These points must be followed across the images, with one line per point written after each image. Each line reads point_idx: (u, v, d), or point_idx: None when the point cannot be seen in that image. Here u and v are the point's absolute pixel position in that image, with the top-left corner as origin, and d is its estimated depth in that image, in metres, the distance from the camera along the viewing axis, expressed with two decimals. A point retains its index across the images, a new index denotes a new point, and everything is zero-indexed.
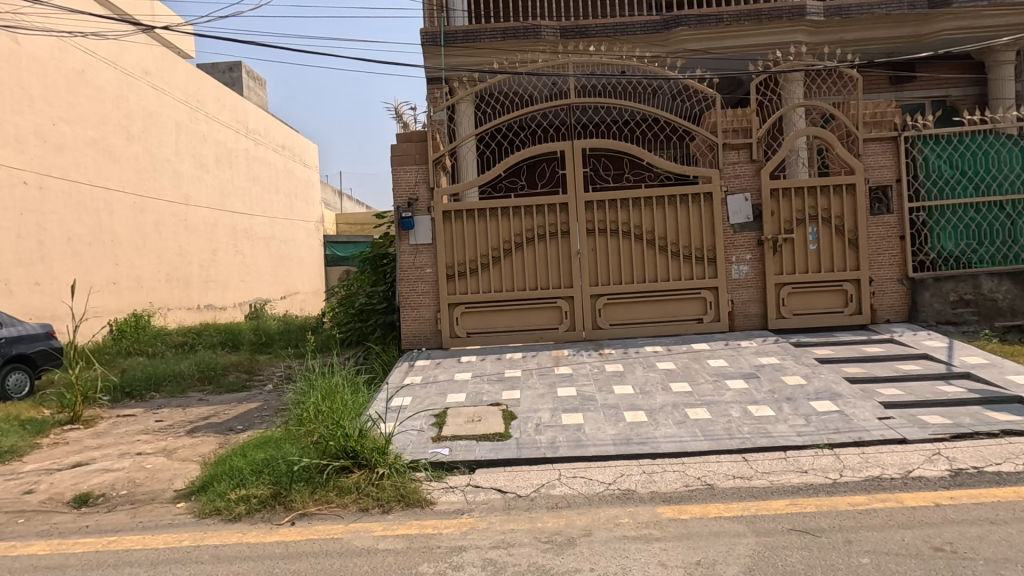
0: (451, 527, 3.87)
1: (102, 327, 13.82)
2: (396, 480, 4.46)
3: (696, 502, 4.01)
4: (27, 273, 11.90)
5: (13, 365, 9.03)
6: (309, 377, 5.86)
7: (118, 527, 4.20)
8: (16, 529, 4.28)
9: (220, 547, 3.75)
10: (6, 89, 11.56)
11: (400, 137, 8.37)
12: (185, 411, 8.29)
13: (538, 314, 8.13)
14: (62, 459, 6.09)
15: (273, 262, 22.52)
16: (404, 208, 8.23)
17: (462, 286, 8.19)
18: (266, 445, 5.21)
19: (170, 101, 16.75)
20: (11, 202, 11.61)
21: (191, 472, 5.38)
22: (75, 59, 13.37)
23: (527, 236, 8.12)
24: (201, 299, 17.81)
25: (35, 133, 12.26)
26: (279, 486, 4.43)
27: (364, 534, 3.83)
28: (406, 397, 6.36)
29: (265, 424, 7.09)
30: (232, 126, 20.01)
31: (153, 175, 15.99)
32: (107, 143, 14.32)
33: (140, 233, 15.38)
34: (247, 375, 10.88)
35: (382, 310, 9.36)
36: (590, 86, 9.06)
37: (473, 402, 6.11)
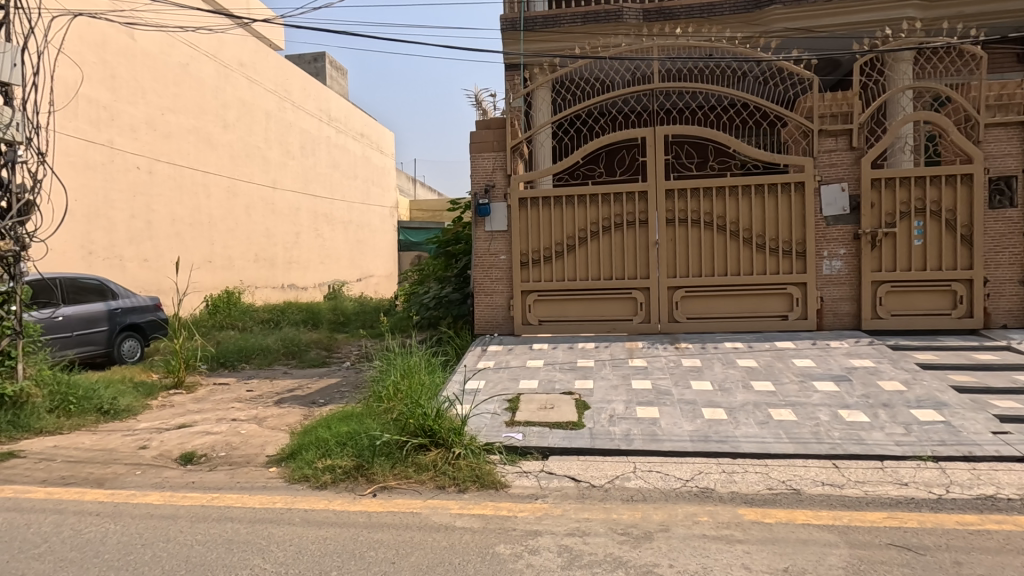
0: (526, 511, 3.91)
1: (199, 302, 15.01)
2: (471, 461, 4.56)
3: (781, 507, 3.82)
4: (137, 250, 13.08)
5: (128, 333, 9.99)
6: (389, 356, 6.15)
7: (220, 485, 4.58)
8: (134, 479, 4.76)
9: (310, 512, 3.99)
10: (122, 82, 12.69)
11: (480, 124, 8.45)
12: (273, 383, 8.88)
13: (611, 305, 8.02)
14: (169, 419, 6.70)
15: (350, 245, 23.53)
16: (480, 194, 8.33)
17: (536, 274, 8.21)
18: (349, 419, 5.46)
19: (261, 91, 17.77)
20: (124, 183, 12.76)
21: (280, 440, 5.75)
22: (181, 53, 14.43)
23: (604, 225, 8.01)
24: (285, 279, 18.95)
25: (146, 122, 13.37)
26: (362, 459, 4.66)
27: (442, 510, 3.95)
28: (479, 380, 6.47)
29: (345, 399, 7.45)
30: (316, 115, 20.99)
31: (245, 161, 17.06)
32: (206, 131, 15.39)
33: (232, 216, 16.49)
34: (326, 352, 11.51)
35: (454, 296, 9.54)
36: (675, 70, 8.71)
37: (546, 390, 6.12)
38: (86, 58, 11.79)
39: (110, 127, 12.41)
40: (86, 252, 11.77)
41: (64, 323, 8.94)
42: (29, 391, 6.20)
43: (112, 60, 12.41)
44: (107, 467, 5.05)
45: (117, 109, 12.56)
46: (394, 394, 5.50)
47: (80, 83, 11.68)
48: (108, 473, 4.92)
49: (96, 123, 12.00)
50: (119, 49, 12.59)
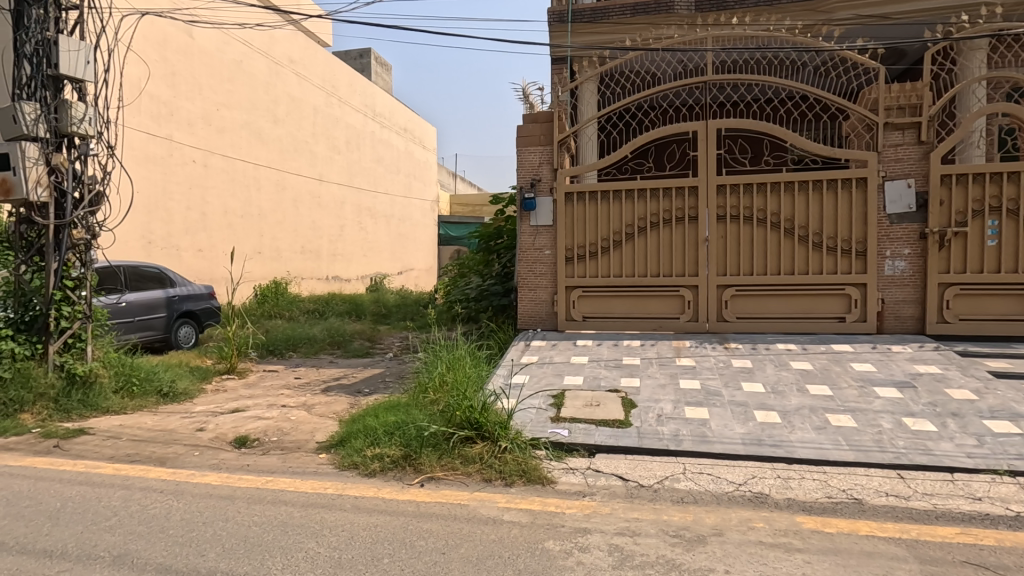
0: (574, 508, 3.87)
1: (249, 291, 15.55)
2: (517, 455, 4.56)
3: (843, 517, 3.66)
4: (193, 241, 13.61)
5: (184, 319, 10.43)
6: (435, 349, 6.21)
7: (273, 469, 4.72)
8: (193, 460, 4.96)
9: (360, 499, 4.06)
10: (181, 79, 13.21)
11: (527, 118, 8.42)
12: (319, 372, 9.11)
13: (657, 302, 7.88)
14: (223, 403, 6.95)
15: (391, 238, 23.88)
16: (526, 188, 8.31)
17: (581, 269, 8.13)
18: (395, 409, 5.53)
19: (309, 87, 18.19)
20: (182, 176, 13.30)
21: (328, 427, 5.87)
22: (235, 50, 14.91)
23: (652, 220, 7.87)
24: (329, 270, 19.41)
25: (202, 117, 13.89)
26: (410, 449, 4.71)
27: (489, 503, 3.95)
28: (524, 375, 6.46)
29: (389, 389, 7.57)
30: (361, 110, 21.36)
31: (294, 155, 17.52)
32: (258, 125, 15.88)
33: (281, 208, 16.98)
34: (370, 343, 11.73)
35: (496, 291, 9.55)
36: (729, 61, 8.45)
37: (591, 386, 6.06)
38: (149, 56, 12.33)
39: (169, 122, 12.95)
40: (146, 242, 12.34)
41: (127, 308, 9.35)
42: (97, 371, 6.52)
43: (172, 57, 12.93)
44: (168, 447, 5.27)
45: (176, 105, 13.09)
46: (440, 386, 5.57)
47: (143, 80, 12.22)
48: (169, 452, 5.14)
49: (157, 118, 12.54)
50: (178, 48, 13.11)
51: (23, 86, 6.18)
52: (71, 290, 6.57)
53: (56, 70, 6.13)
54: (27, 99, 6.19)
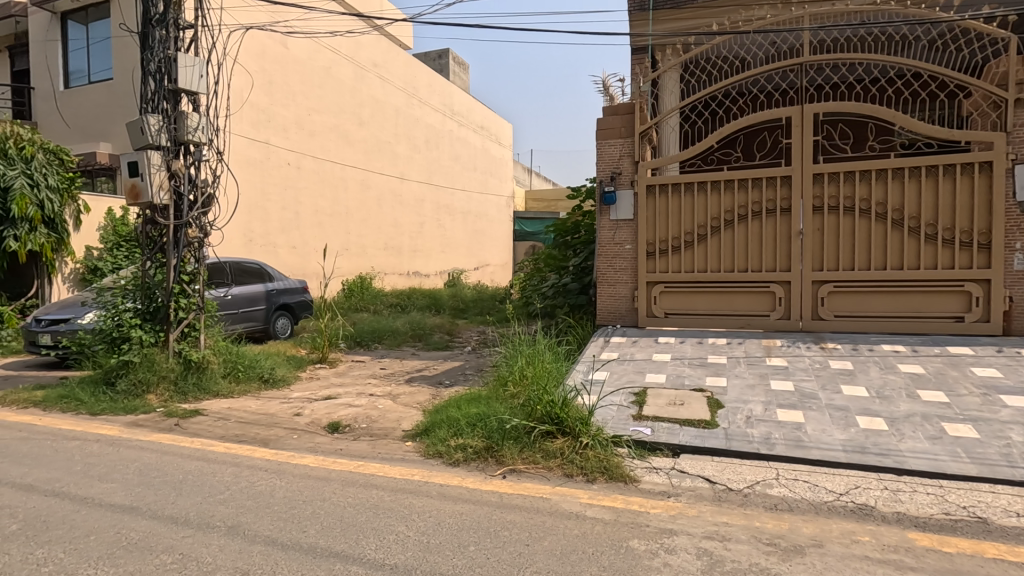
0: (658, 508, 3.78)
1: (338, 286, 16.48)
2: (599, 452, 4.51)
3: (964, 537, 3.32)
4: (288, 238, 14.58)
5: (281, 311, 11.23)
6: (515, 343, 6.28)
7: (364, 454, 4.96)
8: (293, 442, 5.33)
9: (445, 487, 4.18)
10: (277, 86, 14.18)
11: (606, 110, 8.30)
12: (403, 363, 9.48)
13: (745, 299, 7.52)
14: (317, 391, 7.42)
15: (468, 235, 24.38)
16: (606, 182, 8.18)
17: (663, 264, 7.92)
18: (476, 401, 5.64)
19: (391, 89, 18.90)
20: (278, 178, 14.28)
21: (413, 417, 6.10)
22: (325, 58, 15.78)
23: (740, 213, 7.54)
24: (410, 266, 20.13)
25: (296, 122, 14.82)
26: (492, 440, 4.79)
27: (571, 498, 3.94)
28: (604, 372, 6.39)
29: (468, 381, 7.75)
30: (440, 110, 21.92)
31: (377, 155, 18.30)
32: (345, 128, 16.72)
33: (366, 207, 17.79)
34: (449, 336, 12.07)
35: (573, 286, 9.50)
36: (828, 40, 7.88)
37: (674, 385, 5.89)
38: (250, 67, 13.34)
39: (267, 128, 13.93)
40: (247, 240, 13.39)
41: (233, 300, 10.16)
42: (208, 357, 7.15)
43: (269, 67, 13.90)
44: (270, 429, 5.70)
45: (273, 111, 14.06)
46: (519, 380, 5.64)
47: (245, 89, 13.23)
48: (271, 435, 5.55)
49: (256, 124, 13.55)
50: (275, 58, 14.08)
51: (149, 101, 6.89)
52: (187, 284, 7.21)
53: (176, 85, 6.79)
54: (152, 112, 6.89)
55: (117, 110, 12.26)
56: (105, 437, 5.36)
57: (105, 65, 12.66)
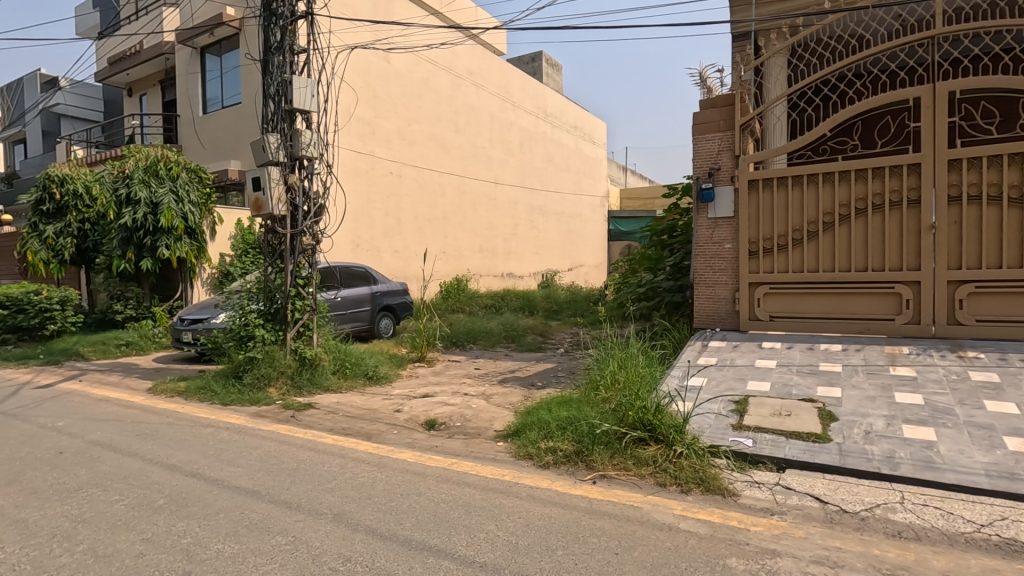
0: (760, 525, 3.54)
1: (436, 288, 17.21)
2: (694, 462, 4.31)
3: None
4: (390, 243, 15.43)
5: (384, 312, 11.92)
6: (607, 346, 6.19)
7: (458, 452, 5.13)
8: (393, 437, 5.63)
9: (535, 489, 4.21)
10: (380, 100, 15.05)
11: (703, 103, 7.98)
12: (497, 363, 9.68)
13: (864, 301, 6.87)
14: (415, 388, 7.79)
15: (562, 236, 24.35)
16: (703, 178, 7.86)
17: (767, 264, 7.43)
18: (567, 404, 5.61)
19: (486, 95, 19.37)
20: (382, 187, 15.16)
21: (505, 417, 6.21)
22: (423, 69, 16.52)
23: (858, 206, 6.91)
24: (504, 268, 20.50)
25: (397, 133, 15.64)
26: (582, 445, 4.75)
27: (663, 509, 3.80)
28: (702, 378, 6.10)
29: (560, 384, 7.75)
30: (533, 112, 22.12)
31: (473, 160, 18.82)
32: (442, 136, 17.36)
33: (462, 211, 18.36)
34: (541, 337, 12.17)
35: (668, 287, 9.15)
36: (965, 8, 6.98)
37: (780, 394, 5.48)
38: (356, 83, 14.30)
39: (372, 140, 14.85)
40: (355, 245, 14.37)
41: (342, 302, 10.93)
42: (320, 356, 7.77)
43: (373, 82, 14.80)
44: (373, 424, 6.07)
45: (377, 124, 14.96)
46: (611, 385, 5.54)
47: (351, 105, 14.22)
48: (373, 429, 5.91)
49: (362, 137, 14.50)
50: (378, 73, 14.97)
51: (269, 121, 7.60)
52: (302, 287, 7.87)
53: (291, 105, 7.42)
54: (272, 131, 7.59)
55: (245, 131, 13.67)
56: (233, 425, 5.99)
57: (235, 91, 14.16)
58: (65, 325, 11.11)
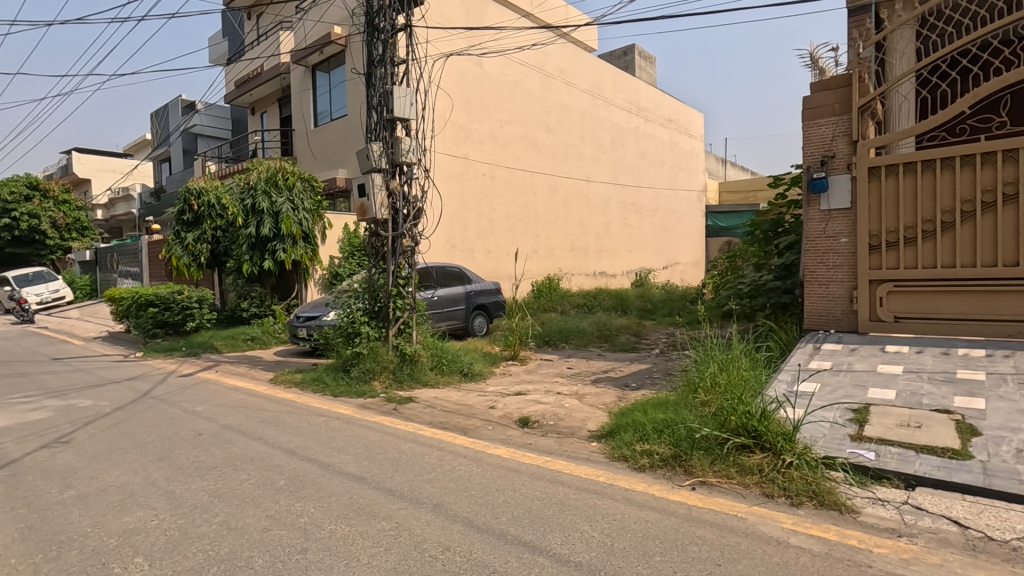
0: (884, 547, 3.21)
1: (528, 287, 17.38)
2: (807, 473, 4.01)
3: None
4: (483, 243, 15.81)
5: (478, 311, 12.25)
6: (707, 347, 5.92)
7: (551, 450, 5.14)
8: (488, 433, 5.76)
9: (630, 492, 4.11)
10: (474, 104, 15.47)
11: (815, 86, 7.43)
12: (590, 363, 9.59)
13: (1014, 300, 6.20)
14: (509, 386, 7.93)
15: (657, 233, 23.63)
16: (815, 168, 7.32)
17: (892, 259, 6.81)
18: (663, 406, 5.42)
19: (577, 93, 19.24)
20: (475, 188, 15.58)
21: (598, 417, 6.13)
22: (515, 71, 16.76)
23: (1005, 191, 6.24)
24: (597, 266, 20.25)
25: (490, 136, 15.99)
26: (679, 449, 4.57)
27: (771, 522, 3.57)
28: (814, 383, 5.64)
29: (655, 385, 7.51)
30: (626, 107, 21.63)
31: (564, 158, 18.77)
32: (534, 135, 17.47)
33: (553, 210, 18.36)
34: (635, 337, 11.91)
35: (775, 285, 8.55)
36: None
37: (908, 403, 4.95)
38: (451, 90, 14.82)
39: (466, 143, 15.32)
40: (450, 246, 14.90)
41: (439, 301, 11.36)
42: (419, 352, 8.14)
43: (467, 87, 15.25)
44: (469, 419, 6.24)
45: (471, 127, 15.41)
46: (712, 388, 5.30)
47: (447, 110, 14.75)
48: (469, 425, 6.08)
49: (457, 141, 15.00)
50: (472, 78, 15.39)
51: (373, 131, 8.08)
52: (402, 287, 8.29)
53: (392, 114, 7.83)
54: (375, 140, 8.06)
55: (351, 141, 14.64)
56: (342, 415, 6.44)
57: (342, 104, 15.20)
58: (202, 322, 12.45)
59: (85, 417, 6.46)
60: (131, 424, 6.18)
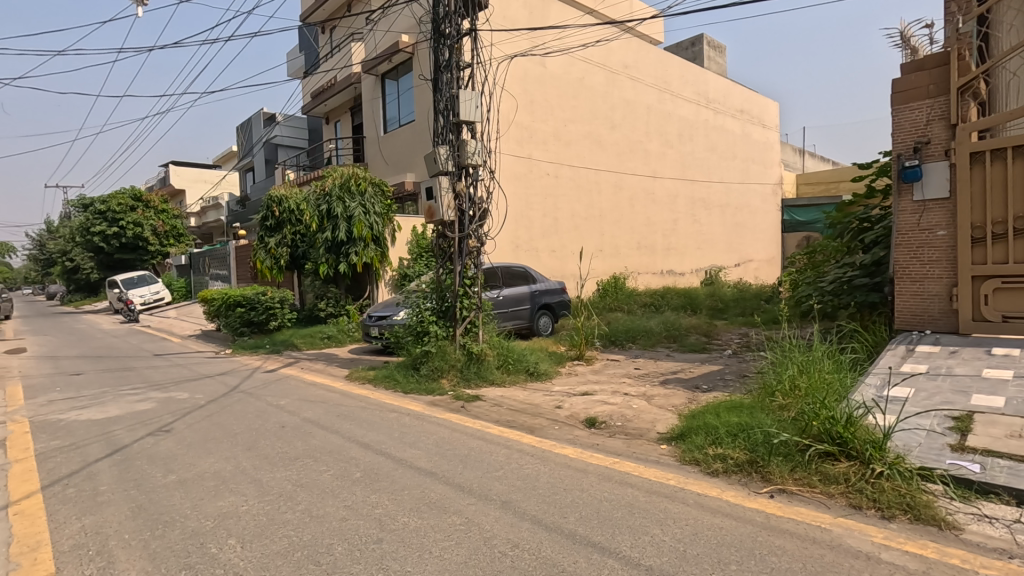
0: (992, 569, 2.93)
1: (593, 286, 17.21)
2: (900, 485, 3.73)
3: None
4: (548, 243, 15.81)
5: (543, 311, 12.27)
6: (785, 348, 5.62)
7: (619, 452, 5.07)
8: (555, 433, 5.76)
9: (703, 497, 3.98)
10: (537, 103, 15.48)
11: (907, 67, 6.99)
12: (657, 363, 9.39)
13: None
14: (576, 386, 7.88)
15: (728, 229, 22.72)
16: (907, 156, 6.88)
17: (998, 254, 6.22)
18: (738, 409, 5.21)
19: (643, 87, 18.81)
20: (540, 188, 15.60)
21: (668, 419, 5.97)
22: (579, 69, 16.63)
23: None
24: (664, 265, 19.75)
25: (554, 135, 15.97)
26: (756, 455, 4.38)
27: (859, 535, 3.34)
28: (907, 388, 5.23)
29: (729, 388, 7.21)
30: (694, 100, 20.92)
31: (630, 155, 18.41)
32: (598, 133, 17.24)
33: (619, 207, 18.06)
34: (706, 338, 11.52)
35: (860, 282, 7.98)
36: None
37: (1019, 412, 4.48)
38: (514, 91, 14.93)
39: (530, 143, 15.39)
40: (515, 246, 15.03)
41: (504, 301, 11.45)
42: (485, 351, 8.27)
43: (530, 87, 15.30)
44: (535, 419, 6.27)
45: (535, 128, 15.45)
46: (791, 391, 5.04)
47: (511, 111, 14.88)
48: (536, 424, 6.10)
49: (521, 141, 15.11)
50: (535, 78, 15.43)
51: (440, 135, 8.29)
52: (469, 287, 8.45)
53: (458, 117, 7.98)
54: (442, 143, 8.26)
55: (419, 146, 15.09)
56: (413, 411, 6.65)
57: (410, 110, 15.68)
58: (283, 321, 13.28)
59: (183, 408, 7.04)
60: (222, 416, 6.67)
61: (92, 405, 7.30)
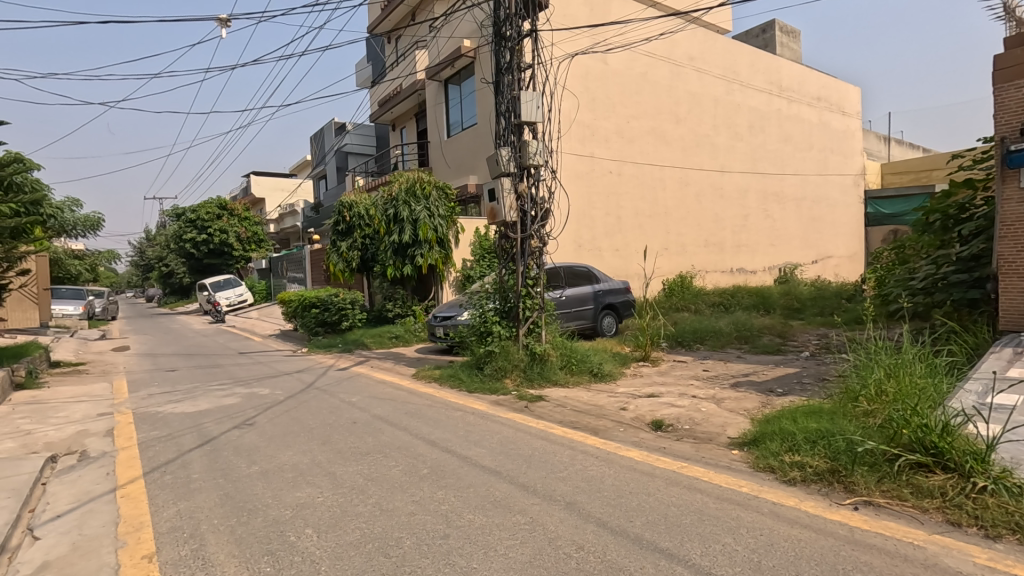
0: None
1: (659, 286, 16.79)
2: (1007, 502, 3.39)
3: None
4: (611, 242, 15.59)
5: (607, 311, 12.11)
6: (869, 350, 5.25)
7: (687, 456, 4.91)
8: (620, 435, 5.66)
9: (779, 506, 3.79)
10: (599, 100, 15.32)
11: (1012, 42, 6.52)
12: (727, 365, 9.05)
13: None
14: (641, 387, 7.72)
15: (804, 223, 21.50)
16: (1012, 139, 6.44)
17: None
18: (817, 414, 4.91)
19: (710, 79, 18.15)
20: (602, 187, 15.42)
21: (739, 424, 5.72)
22: (641, 64, 16.28)
23: None
24: (734, 262, 18.98)
25: (617, 132, 15.73)
26: (838, 463, 4.12)
27: (959, 554, 3.06)
28: (1012, 395, 4.75)
29: (807, 392, 6.80)
30: (766, 89, 19.94)
31: (696, 150, 17.79)
32: (662, 128, 16.80)
33: (685, 203, 17.51)
34: (780, 338, 10.96)
35: (956, 279, 7.30)
36: None
37: None
38: (576, 89, 14.88)
39: (592, 142, 15.26)
40: (577, 246, 14.93)
41: (567, 301, 11.40)
42: (548, 351, 8.25)
43: (591, 85, 15.17)
44: (600, 420, 6.19)
45: (597, 125, 15.29)
46: (877, 396, 4.70)
47: (573, 110, 14.86)
48: (600, 425, 6.02)
49: (583, 140, 15.02)
50: (597, 75, 15.30)
51: (501, 136, 8.37)
52: (531, 287, 8.47)
53: (520, 118, 8.02)
54: (504, 145, 8.32)
55: (482, 148, 15.30)
56: (477, 410, 6.74)
57: (472, 114, 15.92)
58: (354, 321, 13.84)
59: (265, 403, 7.49)
60: (299, 411, 7.05)
61: (185, 399, 7.92)
